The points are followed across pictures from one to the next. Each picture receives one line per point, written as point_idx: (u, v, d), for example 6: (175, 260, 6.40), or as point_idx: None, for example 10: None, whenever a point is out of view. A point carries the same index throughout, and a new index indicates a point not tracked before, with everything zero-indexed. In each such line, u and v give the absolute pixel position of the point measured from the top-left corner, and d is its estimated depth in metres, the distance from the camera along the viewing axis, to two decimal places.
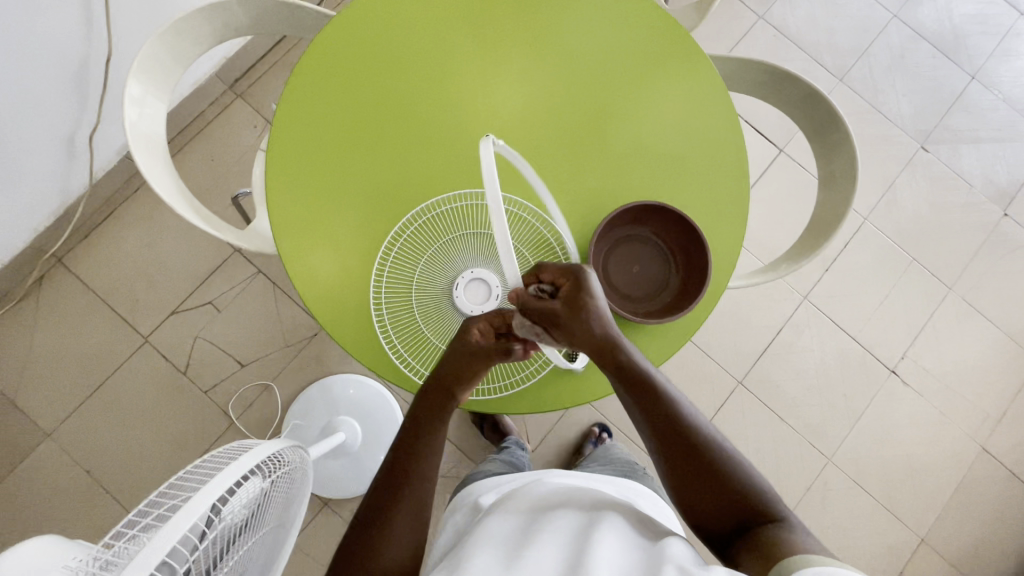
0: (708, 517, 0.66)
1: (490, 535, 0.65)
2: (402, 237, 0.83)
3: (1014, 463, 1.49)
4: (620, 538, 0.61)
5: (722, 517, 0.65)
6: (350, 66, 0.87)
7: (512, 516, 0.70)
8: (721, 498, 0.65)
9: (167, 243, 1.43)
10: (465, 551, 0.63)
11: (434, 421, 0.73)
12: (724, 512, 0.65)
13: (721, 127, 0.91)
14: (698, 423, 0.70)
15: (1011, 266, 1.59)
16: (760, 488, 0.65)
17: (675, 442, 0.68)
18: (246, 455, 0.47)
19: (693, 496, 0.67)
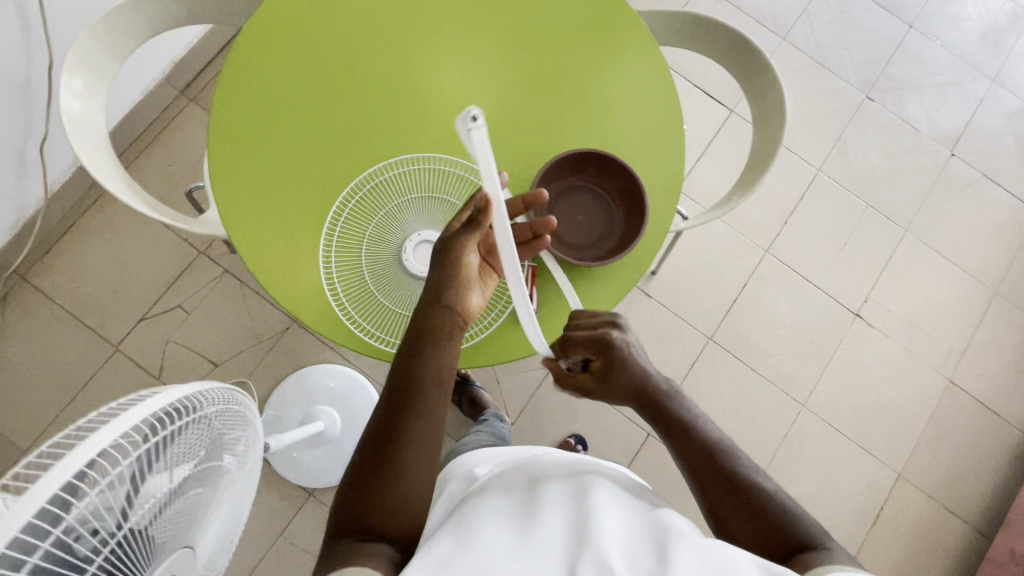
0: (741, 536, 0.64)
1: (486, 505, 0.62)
2: (348, 204, 0.85)
3: (981, 392, 1.54)
4: (626, 517, 0.59)
5: (755, 539, 0.63)
6: (284, 44, 0.88)
7: (505, 484, 0.67)
8: (753, 521, 0.63)
9: (132, 251, 1.44)
10: (472, 508, 0.62)
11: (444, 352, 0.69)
12: (759, 537, 0.63)
13: (653, 79, 0.93)
14: (732, 453, 0.68)
15: (963, 203, 1.64)
16: (800, 522, 0.63)
17: (708, 468, 0.67)
18: (149, 399, 0.44)
19: (722, 513, 0.65)
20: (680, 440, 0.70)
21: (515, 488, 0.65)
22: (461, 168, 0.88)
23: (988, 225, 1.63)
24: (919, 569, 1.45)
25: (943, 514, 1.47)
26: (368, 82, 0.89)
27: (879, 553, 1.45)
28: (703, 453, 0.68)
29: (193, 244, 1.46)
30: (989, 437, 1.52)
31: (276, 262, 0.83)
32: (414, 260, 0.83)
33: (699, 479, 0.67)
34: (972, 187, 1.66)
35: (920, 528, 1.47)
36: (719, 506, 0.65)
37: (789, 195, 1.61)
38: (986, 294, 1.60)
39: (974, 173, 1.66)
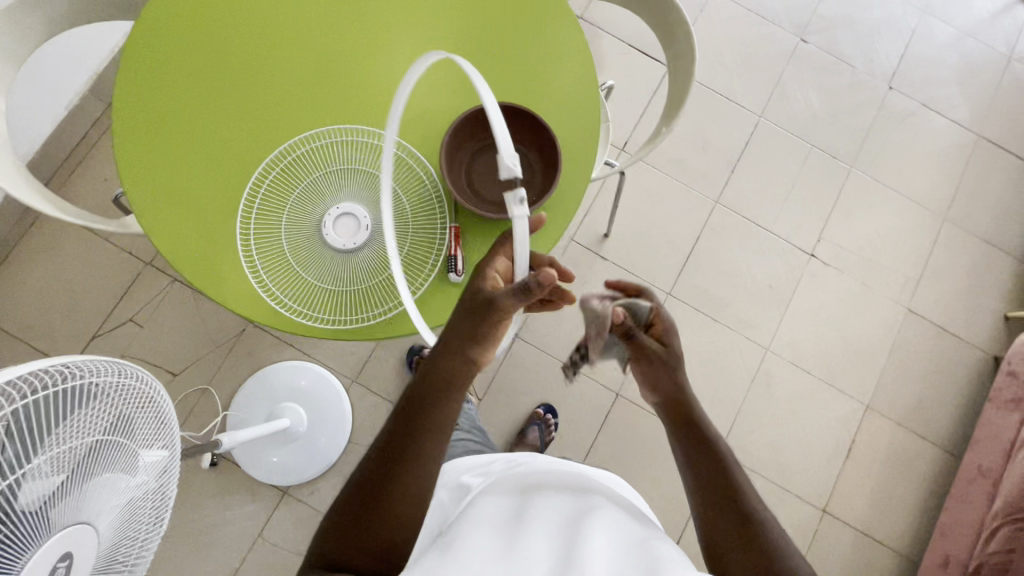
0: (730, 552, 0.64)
1: (480, 520, 0.64)
2: (263, 185, 0.86)
3: (939, 316, 1.57)
4: (617, 540, 0.62)
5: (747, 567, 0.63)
6: (181, 32, 0.89)
7: (500, 501, 0.69)
8: (747, 547, 0.64)
9: (78, 270, 1.44)
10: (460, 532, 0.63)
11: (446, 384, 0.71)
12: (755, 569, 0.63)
13: (561, 28, 0.93)
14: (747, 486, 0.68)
15: (904, 134, 1.66)
16: (799, 570, 0.63)
17: (716, 488, 0.68)
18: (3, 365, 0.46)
19: (717, 530, 0.66)
20: (689, 447, 0.72)
21: (511, 506, 0.67)
22: (374, 137, 0.88)
23: (932, 153, 1.66)
24: (895, 495, 1.48)
25: (912, 439, 1.50)
26: (269, 61, 0.89)
27: (855, 483, 1.48)
28: (716, 474, 0.69)
29: (139, 256, 1.45)
30: (952, 359, 1.55)
31: (192, 249, 0.84)
32: (335, 233, 0.84)
33: (704, 490, 0.68)
34: (913, 117, 1.67)
35: (892, 455, 1.49)
36: (717, 521, 0.66)
37: (733, 145, 1.63)
38: (936, 221, 1.62)
39: (914, 104, 1.68)
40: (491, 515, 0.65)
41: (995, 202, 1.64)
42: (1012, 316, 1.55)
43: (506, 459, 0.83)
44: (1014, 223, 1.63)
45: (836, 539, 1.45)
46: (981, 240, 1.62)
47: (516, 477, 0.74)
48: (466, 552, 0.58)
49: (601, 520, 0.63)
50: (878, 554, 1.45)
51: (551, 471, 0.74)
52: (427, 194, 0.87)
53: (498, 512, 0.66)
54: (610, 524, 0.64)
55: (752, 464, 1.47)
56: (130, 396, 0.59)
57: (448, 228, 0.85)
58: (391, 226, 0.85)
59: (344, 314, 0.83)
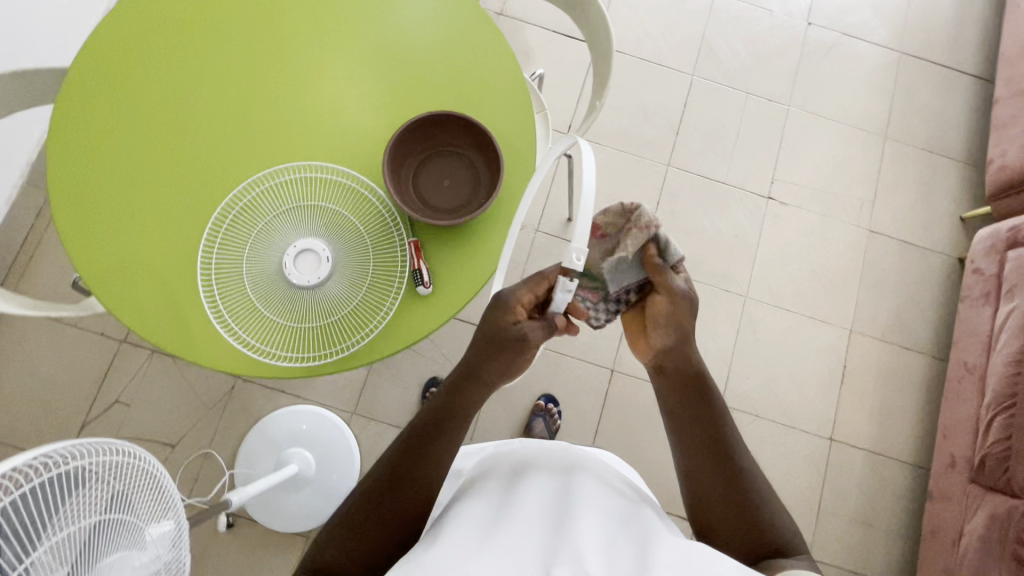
0: (713, 508, 0.73)
1: (471, 506, 0.68)
2: (216, 239, 0.86)
3: (900, 231, 1.62)
4: (600, 524, 0.64)
5: (729, 522, 0.71)
6: (102, 105, 0.90)
7: (495, 485, 0.73)
8: (729, 505, 0.72)
9: (54, 363, 1.42)
10: (450, 518, 0.67)
11: (456, 415, 0.78)
12: (736, 526, 0.71)
13: (479, 30, 0.94)
14: (736, 450, 0.76)
15: (832, 65, 1.72)
16: (782, 531, 0.71)
17: (704, 449, 0.76)
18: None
19: (703, 488, 0.74)
20: (681, 412, 0.79)
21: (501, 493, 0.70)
22: (317, 170, 0.89)
23: (861, 78, 1.71)
24: (895, 410, 1.52)
25: (900, 353, 1.55)
26: (194, 115, 0.90)
27: (855, 407, 1.52)
28: (704, 439, 0.76)
29: (111, 337, 1.44)
30: (920, 269, 1.60)
31: (157, 313, 0.85)
32: (296, 271, 0.84)
33: (690, 452, 0.77)
34: (836, 47, 1.73)
35: (883, 372, 1.54)
36: (701, 479, 0.75)
37: (672, 109, 1.66)
38: (878, 142, 1.67)
39: (834, 35, 1.73)
40: (484, 499, 0.69)
41: (929, 113, 1.70)
42: (967, 216, 1.61)
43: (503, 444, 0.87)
44: (950, 128, 1.69)
45: (848, 464, 1.49)
46: (924, 151, 1.67)
47: (510, 457, 0.78)
48: (457, 535, 0.62)
49: (589, 506, 0.67)
50: (891, 470, 1.49)
51: (543, 454, 0.78)
52: (380, 214, 0.88)
53: (490, 495, 0.70)
54: (598, 509, 0.67)
55: (754, 410, 1.51)
56: (123, 472, 0.59)
57: (408, 243, 0.86)
58: (351, 253, 0.86)
59: (320, 347, 0.84)
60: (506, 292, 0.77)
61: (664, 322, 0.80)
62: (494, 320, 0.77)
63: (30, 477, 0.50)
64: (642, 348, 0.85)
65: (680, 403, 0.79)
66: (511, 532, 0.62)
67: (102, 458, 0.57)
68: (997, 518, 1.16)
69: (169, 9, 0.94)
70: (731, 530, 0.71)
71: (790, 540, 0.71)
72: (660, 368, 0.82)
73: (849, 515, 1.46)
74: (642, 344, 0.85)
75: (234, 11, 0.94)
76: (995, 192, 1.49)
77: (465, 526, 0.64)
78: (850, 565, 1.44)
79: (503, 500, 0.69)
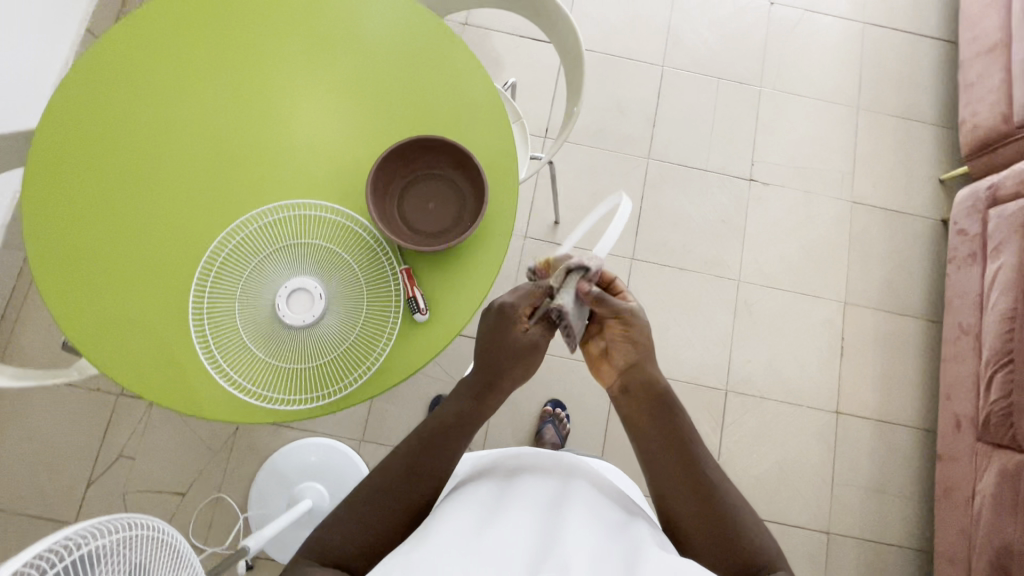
0: (688, 526, 0.72)
1: (467, 504, 0.68)
2: (205, 288, 0.85)
3: (882, 199, 1.64)
4: (593, 530, 0.65)
5: (707, 541, 0.71)
6: (74, 161, 0.89)
7: (491, 486, 0.73)
8: (705, 523, 0.71)
9: (53, 425, 1.40)
10: (446, 513, 0.67)
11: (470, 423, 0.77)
12: (716, 545, 0.70)
13: (449, 50, 0.94)
14: (709, 467, 0.75)
15: (798, 42, 1.73)
16: (763, 548, 0.70)
17: (675, 468, 0.75)
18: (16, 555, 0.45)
19: (676, 507, 0.73)
20: (652, 436, 0.78)
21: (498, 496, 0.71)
22: (300, 208, 0.88)
23: (828, 52, 1.73)
24: (897, 376, 1.54)
25: (895, 320, 1.57)
26: (169, 163, 0.89)
27: (858, 377, 1.54)
28: (675, 460, 0.76)
29: (109, 390, 1.42)
30: (905, 235, 1.62)
31: (152, 368, 0.84)
32: (290, 311, 0.83)
33: (658, 475, 0.76)
34: (801, 24, 1.74)
35: (881, 340, 1.56)
36: (673, 498, 0.74)
37: (646, 101, 1.67)
38: (852, 113, 1.69)
39: (797, 12, 1.75)
40: (477, 499, 0.70)
41: (898, 79, 1.72)
42: (946, 178, 1.63)
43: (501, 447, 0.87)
44: (921, 93, 1.71)
45: (856, 434, 1.51)
46: (897, 117, 1.69)
47: (508, 461, 0.78)
48: (446, 530, 0.62)
49: (580, 513, 0.67)
50: (899, 436, 1.51)
51: (542, 459, 0.78)
52: (368, 244, 0.87)
53: (483, 495, 0.70)
54: (590, 516, 0.68)
55: (759, 391, 1.52)
56: (141, 545, 0.58)
57: (400, 271, 0.85)
58: (343, 287, 0.85)
59: (320, 386, 0.83)
60: (505, 298, 0.79)
61: (622, 339, 0.79)
62: (499, 324, 0.78)
63: (52, 561, 0.49)
64: (604, 372, 0.83)
65: (652, 426, 0.78)
66: (501, 535, 0.62)
67: (123, 534, 0.56)
68: (1007, 474, 1.18)
69: (132, 57, 0.92)
70: (709, 548, 0.70)
71: (771, 557, 0.70)
72: (626, 389, 0.80)
73: (863, 485, 1.48)
74: (603, 368, 0.83)
75: (199, 53, 0.93)
76: (970, 152, 1.51)
77: (457, 522, 0.64)
78: (869, 535, 1.45)
79: (496, 503, 0.69)
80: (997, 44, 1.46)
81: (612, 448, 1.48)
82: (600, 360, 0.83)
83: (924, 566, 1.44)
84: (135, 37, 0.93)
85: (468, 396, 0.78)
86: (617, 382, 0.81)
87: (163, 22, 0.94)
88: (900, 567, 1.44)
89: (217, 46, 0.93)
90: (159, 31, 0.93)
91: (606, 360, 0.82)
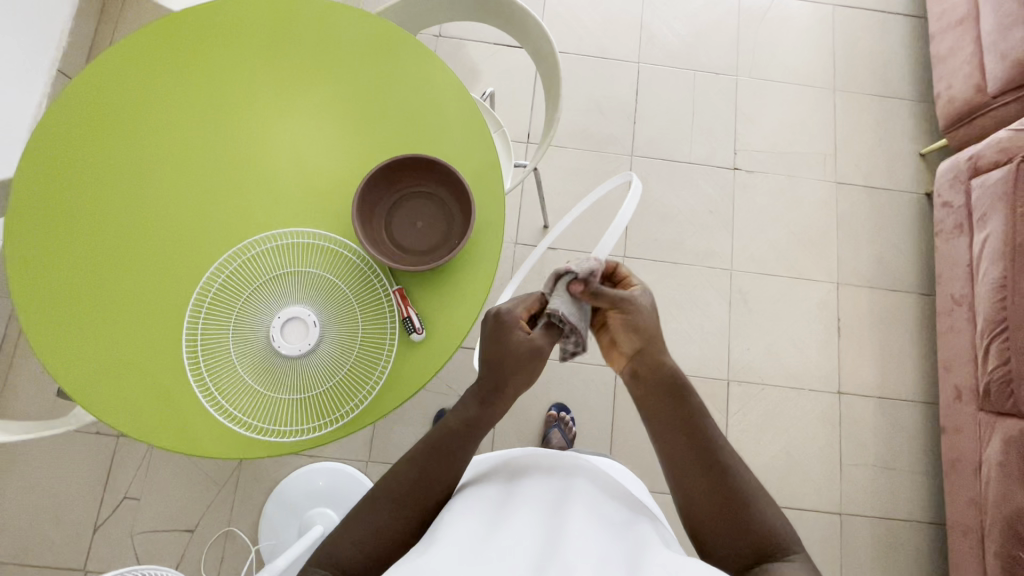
0: (702, 514, 0.71)
1: (470, 511, 0.67)
2: (197, 326, 0.84)
3: (866, 177, 1.65)
4: (598, 531, 0.65)
5: (721, 529, 0.70)
6: (53, 209, 0.88)
7: (496, 491, 0.72)
8: (719, 510, 0.70)
9: (53, 473, 1.38)
10: (450, 521, 0.66)
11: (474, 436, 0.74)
12: (729, 533, 0.69)
13: (424, 66, 0.94)
14: (722, 450, 0.74)
15: (770, 28, 1.74)
16: (778, 531, 0.69)
17: (688, 451, 0.74)
18: None
19: (691, 494, 0.72)
20: (664, 419, 0.76)
21: (503, 501, 0.70)
22: (288, 236, 0.88)
23: (800, 36, 1.74)
24: (895, 351, 1.55)
25: (888, 296, 1.58)
26: (151, 203, 0.88)
27: (857, 356, 1.55)
28: (687, 443, 0.74)
29: (108, 433, 1.40)
30: (891, 211, 1.63)
31: (149, 411, 0.83)
32: (285, 341, 0.82)
33: (671, 459, 0.74)
34: (772, 11, 1.75)
35: (877, 318, 1.57)
36: (687, 484, 0.72)
37: (625, 98, 1.68)
38: (829, 95, 1.71)
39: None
40: (480, 504, 0.69)
41: (872, 58, 1.74)
42: (926, 151, 1.65)
43: (505, 453, 0.86)
44: (895, 70, 1.73)
45: (860, 413, 1.51)
46: (873, 96, 1.71)
47: (511, 467, 0.78)
48: (449, 536, 0.62)
49: (584, 514, 0.66)
50: (902, 411, 1.52)
51: (548, 463, 0.77)
52: (359, 267, 0.87)
53: (486, 501, 0.70)
54: (594, 517, 0.67)
55: (761, 378, 1.52)
56: None
57: (393, 292, 0.85)
58: (337, 312, 0.85)
59: (321, 415, 0.82)
60: (506, 309, 0.76)
61: (624, 327, 0.77)
62: (502, 333, 0.74)
63: None
64: (616, 361, 0.81)
65: (660, 403, 0.77)
66: (507, 539, 0.62)
67: None
68: (1012, 442, 1.19)
69: (106, 99, 0.92)
70: (723, 537, 0.70)
71: (787, 542, 0.69)
72: (636, 375, 0.79)
73: (870, 463, 1.49)
74: (615, 357, 0.81)
75: (173, 90, 0.92)
76: (948, 124, 1.53)
77: (460, 528, 0.63)
78: (881, 512, 1.46)
79: (501, 508, 0.68)
80: (964, 17, 1.48)
81: (620, 447, 1.48)
82: (611, 349, 0.81)
83: (937, 538, 1.45)
84: (106, 78, 0.92)
85: (476, 404, 0.75)
86: (628, 369, 0.80)
87: (133, 62, 0.93)
88: (914, 541, 1.44)
89: (190, 80, 0.92)
90: (130, 71, 0.93)
91: (616, 348, 0.80)
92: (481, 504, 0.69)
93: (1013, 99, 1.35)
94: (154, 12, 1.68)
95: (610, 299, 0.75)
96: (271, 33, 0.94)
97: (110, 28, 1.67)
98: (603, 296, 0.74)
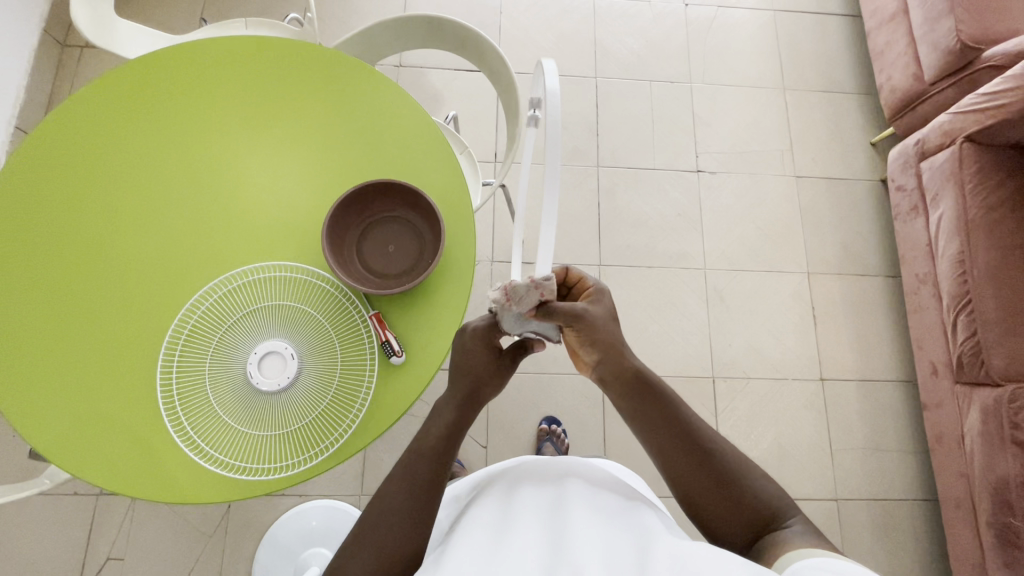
0: (704, 500, 0.71)
1: (471, 528, 0.66)
2: (172, 368, 0.83)
3: (822, 170, 1.72)
4: (601, 532, 0.63)
5: (722, 509, 0.70)
6: (18, 263, 0.86)
7: (494, 503, 0.71)
8: (714, 489, 0.70)
9: (31, 541, 1.32)
10: (452, 542, 0.64)
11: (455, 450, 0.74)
12: (729, 512, 0.70)
13: (380, 93, 0.96)
14: (704, 431, 0.74)
15: (716, 34, 1.82)
16: (772, 500, 0.70)
17: (675, 441, 0.73)
18: None
19: (688, 481, 0.71)
20: (646, 420, 0.75)
21: (503, 514, 0.68)
22: (259, 270, 0.88)
23: (746, 40, 1.82)
24: (869, 333, 1.59)
25: (857, 281, 1.63)
26: (118, 248, 0.87)
27: (834, 342, 1.58)
28: (672, 435, 0.73)
29: (86, 492, 1.35)
30: (851, 200, 1.70)
31: (126, 463, 0.80)
32: (263, 376, 0.82)
33: (663, 452, 0.73)
34: (717, 19, 1.84)
35: (850, 303, 1.61)
36: (683, 473, 0.72)
37: (586, 112, 1.73)
38: (779, 94, 1.78)
39: (711, 9, 1.85)
40: (482, 518, 0.68)
41: (814, 56, 1.82)
42: (876, 140, 1.72)
43: (499, 466, 0.85)
44: (839, 67, 1.82)
45: (844, 396, 1.54)
46: (821, 92, 1.79)
47: (507, 473, 0.77)
48: (456, 557, 0.60)
49: (585, 513, 0.66)
50: (883, 392, 1.55)
51: (541, 468, 0.77)
52: (334, 296, 0.87)
53: (487, 513, 0.69)
54: (595, 513, 0.67)
55: (745, 372, 1.55)
56: None
57: (369, 318, 0.85)
58: (315, 342, 0.85)
59: (305, 448, 0.81)
60: (470, 324, 0.78)
61: (582, 343, 0.74)
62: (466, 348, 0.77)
63: None
64: (583, 368, 0.80)
65: (633, 408, 0.76)
66: (511, 552, 0.60)
67: None
68: (989, 411, 1.21)
69: (68, 149, 0.91)
70: (725, 516, 0.70)
71: (783, 507, 0.70)
72: (603, 381, 0.78)
73: (860, 446, 1.51)
74: (581, 363, 0.80)
75: (131, 137, 0.92)
76: (893, 113, 1.61)
77: (466, 547, 0.62)
78: (875, 494, 1.47)
79: (502, 521, 0.67)
80: (894, 14, 1.57)
81: (615, 455, 1.47)
82: (575, 355, 0.79)
83: (932, 514, 1.47)
84: (67, 128, 0.92)
85: (450, 407, 0.76)
86: (594, 375, 0.78)
87: (93, 110, 0.93)
88: (911, 520, 1.46)
89: (149, 124, 0.92)
90: (87, 120, 0.92)
91: (580, 358, 0.78)
92: (480, 519, 0.68)
93: (949, 85, 1.42)
94: (113, 61, 1.68)
95: (565, 314, 0.70)
96: (225, 74, 0.95)
97: (68, 80, 1.66)
98: (557, 312, 0.70)
